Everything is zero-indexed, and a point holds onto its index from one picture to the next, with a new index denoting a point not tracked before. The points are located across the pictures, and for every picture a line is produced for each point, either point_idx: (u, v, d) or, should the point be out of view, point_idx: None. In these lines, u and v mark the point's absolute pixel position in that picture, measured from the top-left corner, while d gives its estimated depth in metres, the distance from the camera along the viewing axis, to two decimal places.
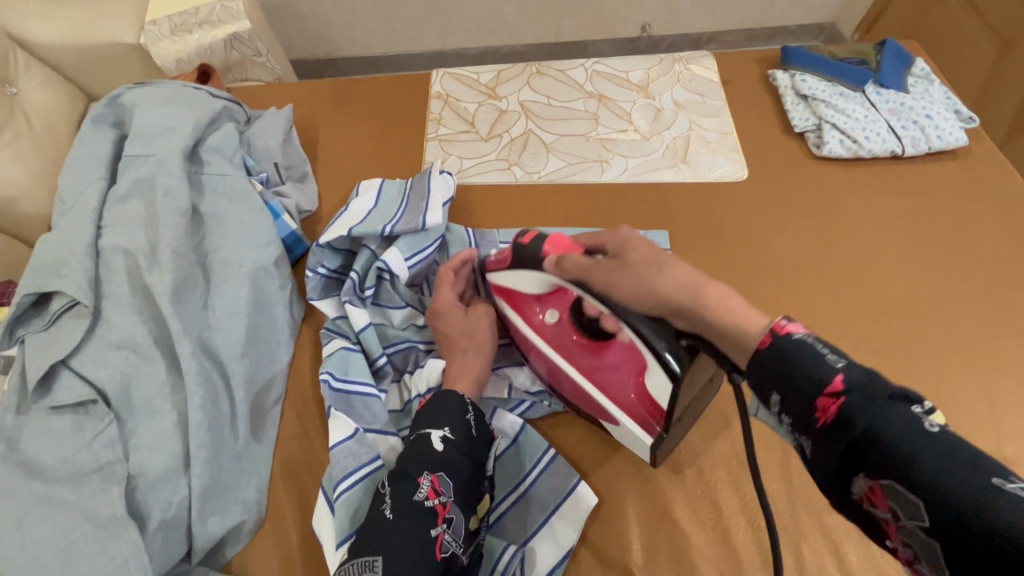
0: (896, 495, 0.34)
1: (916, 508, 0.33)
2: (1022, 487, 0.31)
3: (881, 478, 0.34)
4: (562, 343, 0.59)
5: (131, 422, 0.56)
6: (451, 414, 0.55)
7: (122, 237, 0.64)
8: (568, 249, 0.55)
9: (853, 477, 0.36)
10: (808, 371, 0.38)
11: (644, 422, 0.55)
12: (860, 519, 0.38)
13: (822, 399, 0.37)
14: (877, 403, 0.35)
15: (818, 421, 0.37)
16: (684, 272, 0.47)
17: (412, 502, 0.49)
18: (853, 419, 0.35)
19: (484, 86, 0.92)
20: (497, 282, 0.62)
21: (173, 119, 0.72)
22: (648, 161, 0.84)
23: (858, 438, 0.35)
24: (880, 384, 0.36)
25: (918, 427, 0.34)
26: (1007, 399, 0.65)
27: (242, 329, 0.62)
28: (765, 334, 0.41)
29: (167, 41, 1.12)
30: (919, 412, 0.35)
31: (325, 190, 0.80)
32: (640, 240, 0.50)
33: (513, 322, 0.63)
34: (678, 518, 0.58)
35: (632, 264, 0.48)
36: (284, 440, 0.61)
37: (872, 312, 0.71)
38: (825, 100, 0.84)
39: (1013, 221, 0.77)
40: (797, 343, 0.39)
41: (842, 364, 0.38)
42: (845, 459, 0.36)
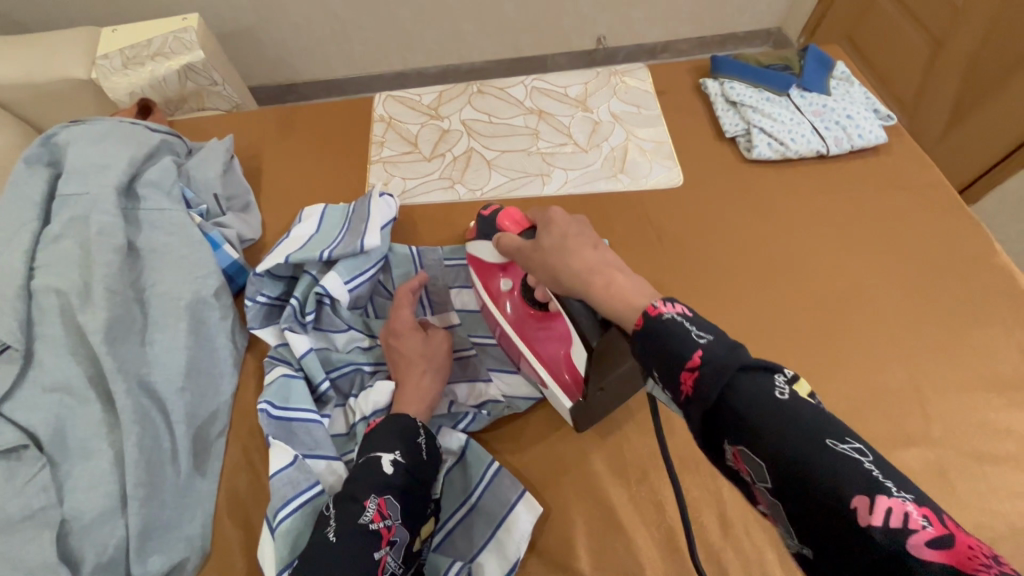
0: (749, 458, 0.35)
1: (763, 471, 0.35)
2: (854, 445, 0.33)
3: (736, 444, 0.36)
4: (515, 313, 0.62)
5: (65, 465, 0.55)
6: (401, 436, 0.55)
7: (55, 277, 0.63)
8: (512, 224, 0.58)
9: (717, 443, 0.37)
10: (671, 348, 0.38)
11: (567, 387, 0.58)
12: (725, 480, 0.39)
13: (684, 374, 0.37)
14: (730, 374, 0.36)
15: (682, 395, 0.37)
16: (590, 254, 0.47)
17: (356, 526, 0.50)
18: (709, 390, 0.36)
19: (426, 107, 0.94)
20: (472, 251, 0.66)
21: (108, 156, 0.72)
22: (587, 173, 0.86)
23: (715, 408, 0.36)
24: (737, 356, 0.36)
25: (768, 395, 0.35)
26: (935, 382, 0.68)
27: (181, 364, 0.62)
28: (638, 317, 0.41)
29: (119, 76, 1.12)
30: (776, 379, 0.36)
31: (268, 218, 0.81)
32: (559, 219, 0.51)
33: (476, 288, 0.67)
34: (624, 521, 0.59)
35: (544, 247, 0.51)
36: (229, 472, 0.61)
37: (806, 307, 0.73)
38: (752, 106, 0.87)
39: (934, 211, 0.81)
40: (665, 323, 0.39)
41: (706, 339, 0.37)
42: (706, 424, 0.37)
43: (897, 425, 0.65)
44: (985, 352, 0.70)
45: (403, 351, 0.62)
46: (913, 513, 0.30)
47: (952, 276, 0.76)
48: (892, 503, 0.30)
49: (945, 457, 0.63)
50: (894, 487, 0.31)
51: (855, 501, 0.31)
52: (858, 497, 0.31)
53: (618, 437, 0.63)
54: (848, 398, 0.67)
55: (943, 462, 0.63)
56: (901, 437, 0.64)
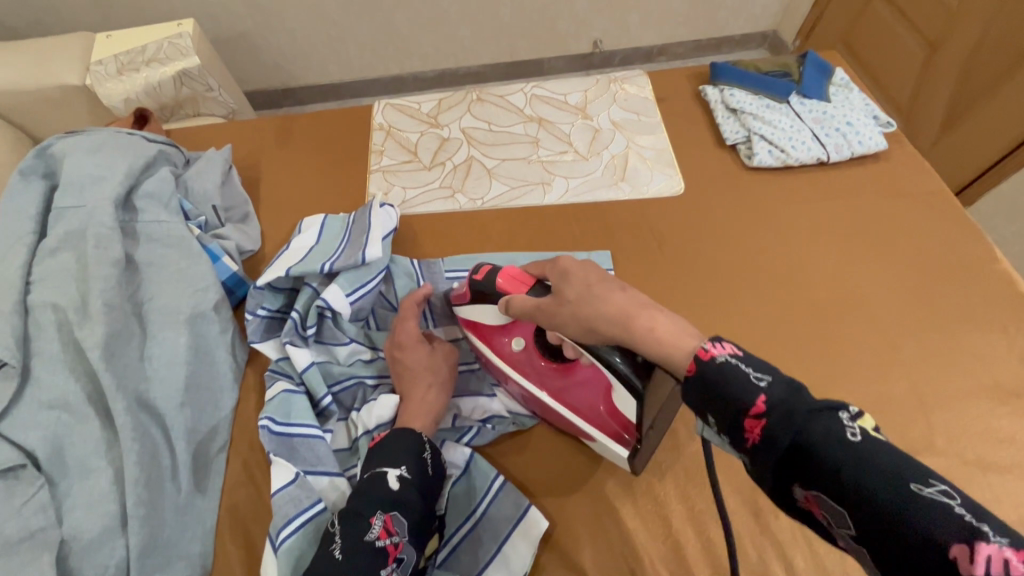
0: (828, 502, 0.35)
1: (844, 517, 0.34)
2: (941, 487, 0.32)
3: (811, 487, 0.35)
4: (532, 368, 0.61)
5: (63, 484, 0.55)
6: (407, 452, 0.54)
7: (52, 292, 0.62)
8: (516, 282, 0.57)
9: (790, 488, 0.37)
10: (732, 395, 0.38)
11: (617, 435, 0.57)
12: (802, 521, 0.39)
13: (748, 421, 0.38)
14: (799, 419, 0.36)
15: (748, 441, 0.38)
16: (620, 300, 0.47)
17: (362, 542, 0.49)
18: (778, 436, 0.36)
19: (425, 115, 0.93)
20: (466, 316, 0.65)
21: (105, 167, 0.71)
22: (588, 181, 0.86)
23: (787, 453, 0.36)
24: (802, 400, 0.37)
25: (837, 437, 0.35)
26: (937, 390, 0.68)
27: (181, 379, 0.61)
28: (689, 362, 0.41)
29: (114, 82, 1.11)
30: (843, 418, 0.36)
31: (268, 228, 0.80)
32: (575, 270, 0.51)
33: (480, 351, 0.65)
34: (630, 536, 0.58)
35: (569, 300, 0.49)
36: (229, 489, 0.60)
37: (808, 315, 0.73)
38: (752, 113, 0.87)
39: (934, 218, 0.81)
40: (723, 367, 0.39)
41: (765, 383, 0.38)
42: (777, 471, 0.37)
43: (901, 435, 0.65)
44: (987, 359, 0.70)
45: (404, 362, 0.62)
46: (1012, 558, 0.29)
47: (952, 282, 0.76)
48: (990, 549, 0.29)
49: (949, 466, 0.63)
50: (990, 530, 0.30)
51: (951, 548, 0.30)
52: (954, 545, 0.30)
53: None
54: (852, 407, 0.67)
55: (947, 471, 0.63)
56: (906, 447, 0.64)
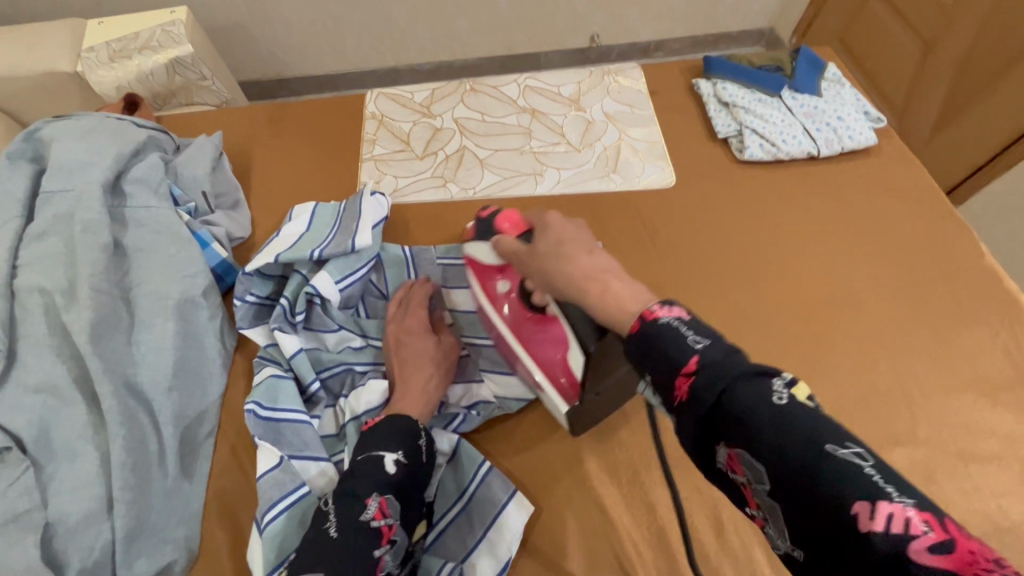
0: (745, 462, 0.34)
1: (759, 474, 0.33)
2: (855, 449, 0.31)
3: (731, 446, 0.34)
4: (510, 315, 0.62)
5: (49, 467, 0.54)
6: (402, 436, 0.55)
7: (39, 276, 0.62)
8: (510, 224, 0.60)
9: (713, 448, 0.36)
10: (667, 353, 0.37)
11: (564, 392, 0.58)
12: (720, 485, 0.38)
13: (679, 378, 0.37)
14: (726, 378, 0.35)
15: (677, 399, 0.37)
16: (589, 264, 0.46)
17: (359, 522, 0.49)
18: (704, 395, 0.35)
19: (418, 105, 0.93)
20: (468, 254, 0.66)
21: (93, 152, 0.70)
22: (580, 172, 0.86)
23: (711, 412, 0.35)
24: (734, 363, 0.35)
25: (762, 399, 0.33)
26: (920, 382, 0.69)
27: (169, 364, 0.61)
28: (635, 323, 0.40)
29: (106, 69, 1.10)
30: (772, 382, 0.34)
31: (258, 216, 0.80)
32: (558, 226, 0.51)
33: (475, 290, 0.66)
34: (614, 522, 0.59)
35: (540, 252, 0.50)
36: (217, 474, 0.60)
37: (795, 307, 0.74)
38: (744, 106, 0.88)
39: (921, 213, 0.82)
40: (662, 327, 0.38)
41: (701, 344, 0.37)
42: (701, 430, 0.36)
43: (883, 426, 0.66)
44: (971, 352, 0.71)
45: (407, 348, 0.64)
46: (915, 518, 0.28)
47: (938, 276, 0.77)
48: (892, 508, 0.28)
49: (931, 457, 0.64)
50: (897, 493, 0.29)
51: (853, 506, 0.29)
52: (857, 502, 0.29)
53: (609, 437, 0.63)
54: (836, 398, 0.68)
55: (929, 462, 0.64)
56: (888, 438, 0.65)
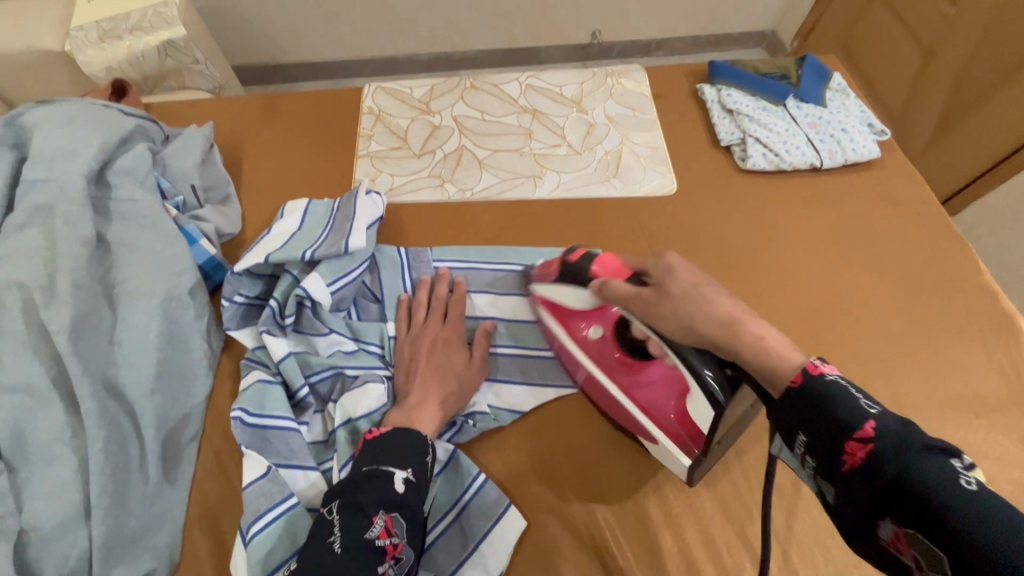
0: (918, 542, 0.36)
1: (938, 558, 0.35)
2: None
3: (904, 525, 0.37)
4: (606, 359, 0.61)
5: (24, 471, 0.53)
6: (413, 455, 0.54)
7: (17, 270, 0.59)
8: (614, 274, 0.57)
9: (879, 520, 0.39)
10: (839, 414, 0.41)
11: (681, 441, 0.56)
12: (882, 557, 0.40)
13: (850, 444, 0.40)
14: (907, 452, 0.37)
15: (845, 466, 0.40)
16: (728, 305, 0.48)
17: (362, 539, 0.49)
18: (880, 467, 0.38)
19: (416, 101, 0.91)
20: (544, 295, 0.65)
21: (77, 140, 0.68)
22: (581, 176, 0.84)
23: (886, 484, 0.37)
24: (914, 433, 0.38)
25: (949, 480, 0.35)
26: (917, 402, 0.68)
27: (152, 365, 0.59)
28: (796, 374, 0.43)
29: (94, 50, 1.06)
30: (958, 466, 0.36)
31: (249, 211, 0.78)
32: (682, 269, 0.51)
33: (556, 334, 0.65)
34: (604, 537, 0.58)
35: (673, 297, 0.50)
36: (200, 480, 0.58)
37: (793, 322, 0.73)
38: (748, 114, 0.86)
39: (921, 229, 0.81)
40: (831, 387, 0.42)
41: (876, 412, 0.40)
42: (870, 503, 0.39)
43: None
44: (968, 371, 0.70)
45: (444, 356, 0.64)
46: None
47: (936, 294, 0.76)
48: None
49: None
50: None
51: None
52: None
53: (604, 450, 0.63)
54: None
55: None
56: None
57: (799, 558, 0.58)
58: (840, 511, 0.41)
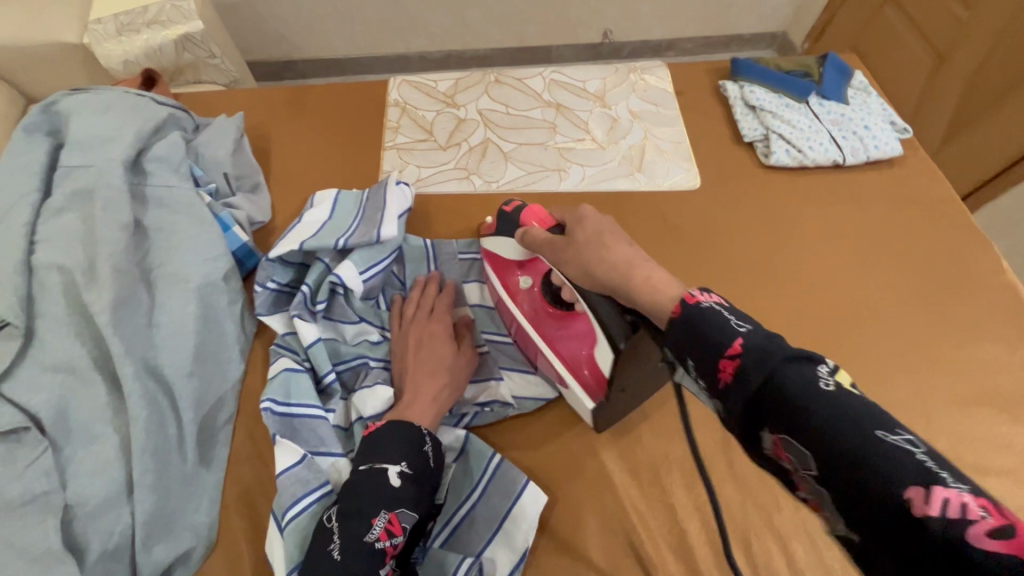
0: (791, 449, 0.35)
1: (806, 459, 0.34)
2: (906, 437, 0.32)
3: (776, 431, 0.35)
4: (531, 307, 0.64)
5: (67, 449, 0.54)
6: (408, 448, 0.54)
7: (58, 253, 0.60)
8: (537, 220, 0.61)
9: (758, 433, 0.36)
10: (711, 334, 0.38)
11: (586, 387, 0.58)
12: (762, 471, 0.38)
13: (724, 361, 0.37)
14: (774, 361, 0.35)
15: (721, 381, 0.37)
16: (624, 250, 0.49)
17: (362, 543, 0.49)
18: (750, 377, 0.36)
19: (441, 94, 0.92)
20: (489, 247, 0.68)
21: (114, 127, 0.69)
22: (605, 170, 0.85)
23: (756, 393, 0.35)
24: (777, 344, 0.36)
25: (810, 384, 0.34)
26: (941, 396, 0.69)
27: (189, 348, 0.60)
28: (675, 305, 0.41)
29: (113, 42, 1.07)
30: (820, 370, 0.35)
31: (278, 200, 0.79)
32: (591, 218, 0.53)
33: (494, 285, 0.68)
34: (634, 524, 0.59)
35: (577, 242, 0.52)
36: (236, 462, 0.59)
37: (816, 316, 0.74)
38: (772, 111, 0.87)
39: (943, 225, 0.82)
40: (704, 310, 0.40)
41: (746, 328, 0.38)
42: (745, 413, 0.36)
43: None
44: (991, 366, 0.71)
45: (431, 353, 0.62)
46: (974, 505, 0.28)
47: (959, 290, 0.77)
48: (948, 493, 0.29)
49: None
50: (951, 478, 0.30)
51: (909, 491, 0.30)
52: (912, 487, 0.30)
53: (633, 437, 0.63)
54: None
55: None
56: None
57: (828, 547, 0.58)
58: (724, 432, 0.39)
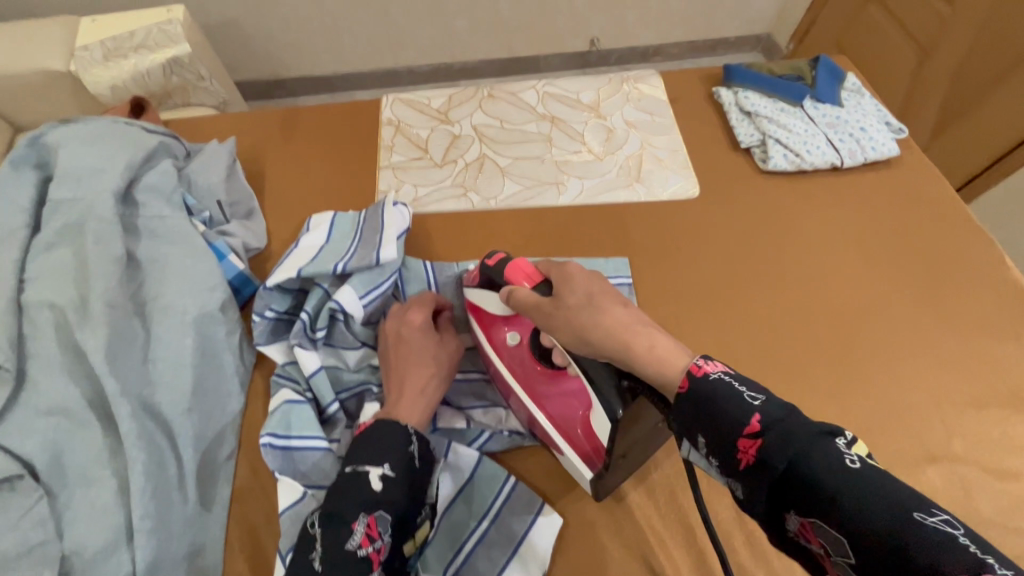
0: (824, 533, 0.36)
1: (841, 545, 0.35)
2: (940, 516, 0.33)
3: (809, 517, 0.36)
4: (522, 369, 0.59)
5: (64, 495, 0.52)
6: (389, 450, 0.52)
7: (49, 291, 0.59)
8: (523, 277, 0.55)
9: (784, 513, 0.38)
10: (727, 413, 0.40)
11: (585, 456, 0.55)
12: (794, 548, 0.39)
13: (743, 442, 0.39)
14: (798, 442, 0.37)
15: (742, 464, 0.39)
16: (618, 314, 0.47)
17: (343, 552, 0.47)
18: (773, 459, 0.37)
19: (435, 111, 0.91)
20: (473, 300, 0.63)
21: (104, 158, 0.67)
22: (603, 181, 0.85)
23: (780, 477, 0.37)
24: (797, 423, 0.38)
25: (837, 464, 0.36)
26: (954, 398, 0.68)
27: (187, 383, 0.58)
28: (682, 377, 0.42)
29: (100, 68, 1.05)
30: (840, 445, 0.37)
31: (274, 225, 0.77)
32: (580, 279, 0.50)
33: (479, 340, 0.63)
34: (653, 546, 0.57)
35: (566, 306, 0.49)
36: (239, 500, 0.58)
37: (824, 322, 0.73)
38: (768, 116, 0.87)
39: (946, 224, 0.82)
40: (715, 384, 0.41)
41: (760, 402, 0.40)
42: (772, 499, 0.38)
43: (920, 441, 0.65)
44: (1002, 364, 0.70)
45: (409, 347, 0.59)
46: None
47: (965, 289, 0.76)
48: None
49: (967, 473, 0.64)
50: (990, 559, 0.31)
51: None
52: (958, 574, 0.30)
53: (646, 455, 0.62)
54: (870, 412, 0.67)
55: (965, 478, 0.63)
56: (925, 452, 0.64)
57: None
58: (746, 505, 0.40)
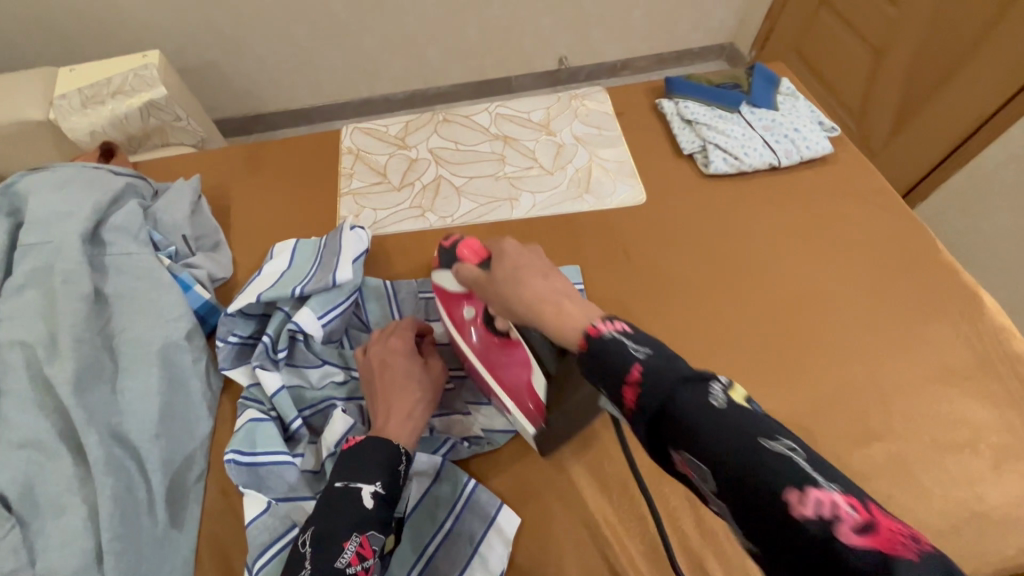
0: (693, 466, 0.36)
1: (706, 475, 0.35)
2: (788, 444, 0.34)
3: (679, 452, 0.36)
4: (478, 340, 0.62)
5: (35, 524, 0.54)
6: (381, 467, 0.54)
7: (20, 331, 0.62)
8: (473, 255, 0.57)
9: (664, 450, 0.38)
10: (612, 365, 0.39)
11: (530, 415, 0.60)
12: None
13: (625, 388, 0.39)
14: (669, 381, 0.37)
15: (626, 408, 0.39)
16: (542, 284, 0.47)
17: (334, 568, 0.48)
18: (649, 401, 0.37)
19: (392, 137, 0.96)
20: (438, 281, 0.63)
21: (70, 201, 0.71)
22: (554, 194, 0.89)
23: (655, 418, 0.37)
24: (674, 368, 0.38)
25: (702, 403, 0.35)
26: (893, 378, 0.71)
27: (154, 410, 0.61)
28: (580, 338, 0.42)
29: (80, 115, 1.10)
30: (712, 387, 0.37)
31: (240, 255, 0.81)
32: (513, 251, 0.51)
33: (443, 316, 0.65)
34: (606, 538, 0.60)
35: (496, 280, 0.51)
36: (208, 520, 0.60)
37: (768, 314, 0.77)
38: (706, 123, 0.91)
39: (880, 215, 0.86)
40: (606, 341, 0.40)
41: (643, 354, 0.39)
42: (651, 436, 0.38)
43: (862, 421, 0.68)
44: (938, 344, 0.74)
45: (394, 372, 0.61)
46: (841, 502, 0.30)
47: (900, 275, 0.80)
48: (822, 493, 0.30)
49: (907, 449, 0.67)
50: (825, 480, 0.31)
51: (787, 495, 0.31)
52: (789, 491, 0.31)
53: (598, 450, 0.65)
54: (814, 396, 0.70)
55: (905, 454, 0.66)
56: (866, 432, 0.68)
57: None
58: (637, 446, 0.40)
